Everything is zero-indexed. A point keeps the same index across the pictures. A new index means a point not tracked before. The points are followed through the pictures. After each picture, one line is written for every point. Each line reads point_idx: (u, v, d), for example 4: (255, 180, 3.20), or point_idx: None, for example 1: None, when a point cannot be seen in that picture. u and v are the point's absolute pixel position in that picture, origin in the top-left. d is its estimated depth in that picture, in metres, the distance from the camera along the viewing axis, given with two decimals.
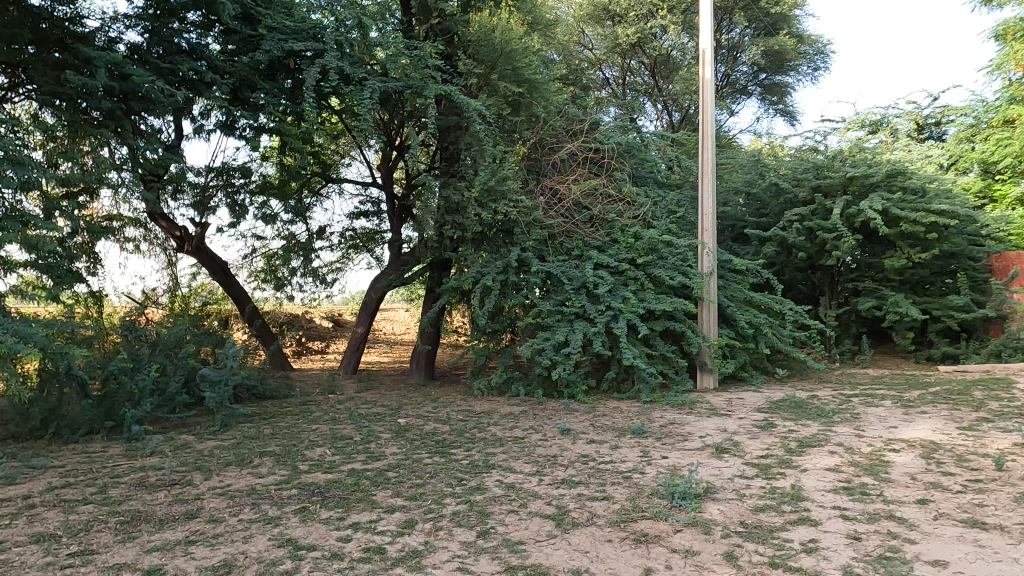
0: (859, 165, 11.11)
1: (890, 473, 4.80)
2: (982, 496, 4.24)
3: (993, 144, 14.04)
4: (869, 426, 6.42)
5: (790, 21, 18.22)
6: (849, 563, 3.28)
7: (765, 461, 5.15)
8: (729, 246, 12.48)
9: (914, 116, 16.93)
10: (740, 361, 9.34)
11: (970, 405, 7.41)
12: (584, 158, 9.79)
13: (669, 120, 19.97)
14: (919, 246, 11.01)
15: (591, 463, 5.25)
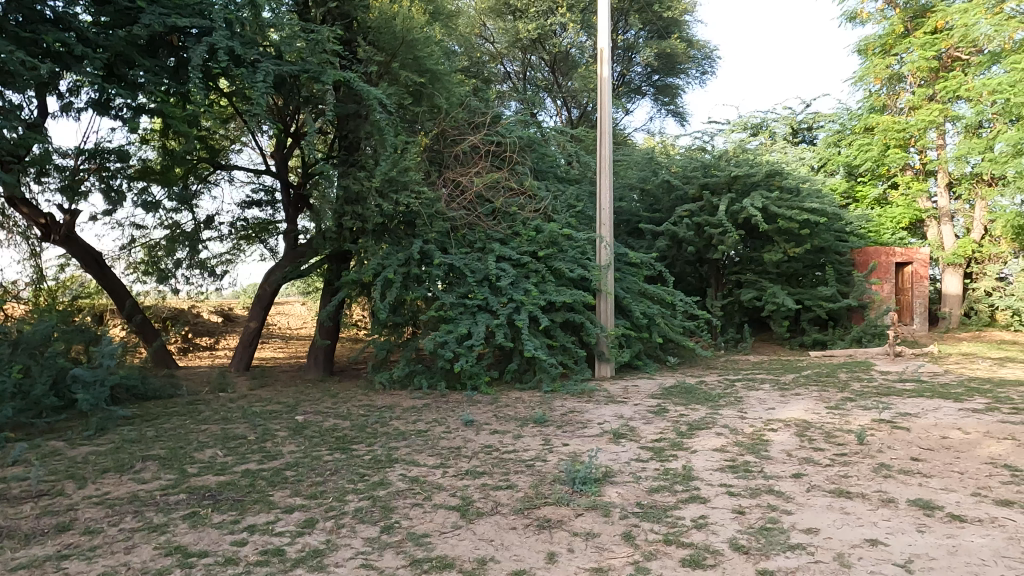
0: (741, 164, 11.88)
1: (769, 451, 5.19)
2: (847, 468, 4.68)
3: (855, 150, 15.32)
4: (751, 408, 6.90)
5: (680, 26, 19.09)
6: (735, 536, 3.52)
7: (658, 445, 5.43)
8: (624, 240, 12.94)
9: (789, 121, 18.16)
10: (634, 350, 9.74)
11: (836, 386, 8.14)
12: (485, 151, 9.86)
13: (568, 117, 20.41)
14: (793, 242, 11.95)
15: (495, 454, 5.31)
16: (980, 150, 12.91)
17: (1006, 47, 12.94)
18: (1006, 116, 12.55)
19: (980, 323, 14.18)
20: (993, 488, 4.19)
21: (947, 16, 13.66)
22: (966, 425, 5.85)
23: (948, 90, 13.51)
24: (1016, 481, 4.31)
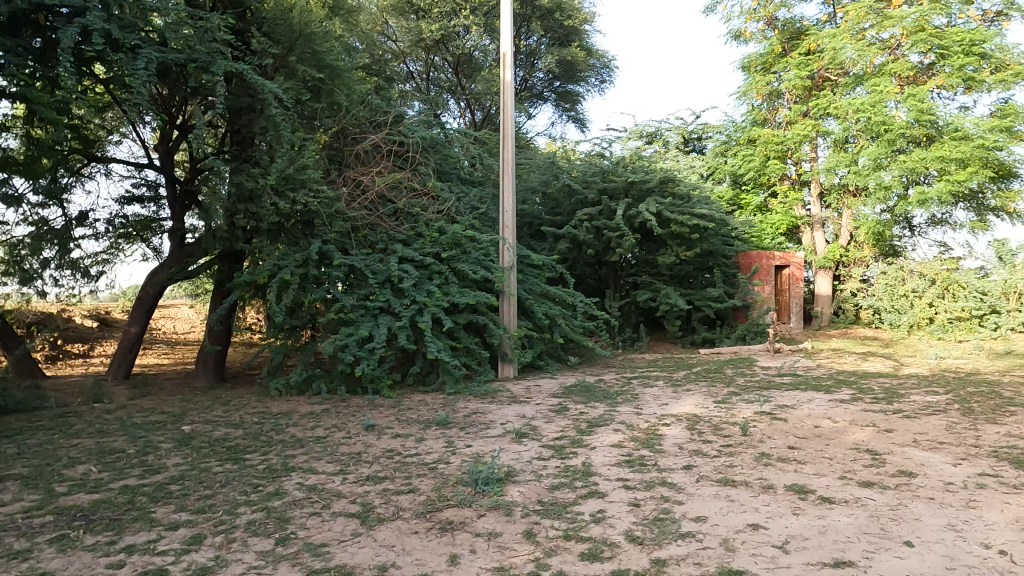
0: (637, 171, 12.40)
1: (662, 444, 5.44)
2: (731, 458, 4.99)
3: (740, 159, 16.36)
4: (646, 404, 7.20)
5: (580, 35, 19.62)
6: (631, 528, 3.66)
7: (559, 443, 5.55)
8: (527, 242, 13.13)
9: (681, 130, 19.10)
10: (536, 350, 9.90)
11: (723, 382, 8.66)
12: (388, 151, 9.72)
13: (472, 119, 20.48)
14: (685, 245, 12.59)
15: (396, 458, 5.23)
16: (846, 163, 14.15)
17: (868, 70, 14.28)
18: (867, 133, 13.84)
19: (846, 321, 15.53)
20: (857, 471, 4.60)
21: (818, 40, 14.92)
22: (835, 414, 6.40)
23: (819, 108, 14.72)
24: (876, 464, 4.76)
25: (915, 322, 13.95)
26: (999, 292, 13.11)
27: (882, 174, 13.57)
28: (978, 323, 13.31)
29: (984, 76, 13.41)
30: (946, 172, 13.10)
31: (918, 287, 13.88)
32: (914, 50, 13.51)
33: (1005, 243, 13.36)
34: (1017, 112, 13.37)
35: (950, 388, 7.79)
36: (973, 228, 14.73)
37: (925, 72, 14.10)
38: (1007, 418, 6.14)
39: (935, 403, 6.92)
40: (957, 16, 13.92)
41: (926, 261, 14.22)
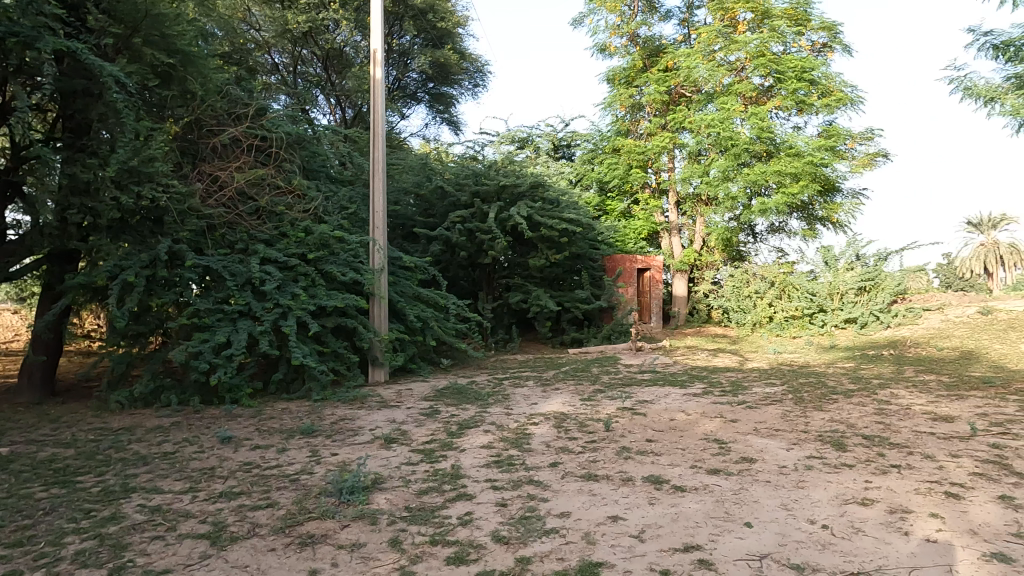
0: (509, 175, 12.63)
1: (530, 443, 5.55)
2: (595, 453, 5.19)
3: (605, 167, 17.15)
4: (516, 404, 7.33)
5: (453, 38, 19.63)
6: (497, 528, 3.69)
7: (428, 447, 5.50)
8: (399, 244, 12.92)
9: (551, 137, 19.67)
10: (408, 353, 9.75)
11: (589, 380, 9.01)
12: (248, 145, 9.19)
13: (342, 116, 19.87)
14: (554, 248, 12.98)
15: (255, 471, 4.92)
16: (699, 174, 15.28)
17: (717, 89, 15.53)
18: (717, 146, 15.01)
19: (700, 320, 16.74)
20: (706, 460, 4.96)
21: (675, 58, 16.03)
22: (688, 407, 6.88)
23: (676, 122, 15.80)
24: (722, 452, 5.16)
25: (757, 320, 15.28)
26: (825, 292, 14.58)
27: (730, 185, 14.80)
28: (809, 321, 14.76)
29: (813, 100, 15.07)
30: (782, 185, 14.53)
31: (760, 288, 15.28)
32: (756, 72, 14.89)
33: (831, 249, 14.96)
34: (838, 133, 15.15)
35: (785, 379, 8.65)
36: (805, 236, 16.44)
37: (765, 94, 15.59)
38: (831, 405, 6.92)
39: (773, 394, 7.65)
40: (791, 45, 15.54)
41: (767, 265, 15.68)
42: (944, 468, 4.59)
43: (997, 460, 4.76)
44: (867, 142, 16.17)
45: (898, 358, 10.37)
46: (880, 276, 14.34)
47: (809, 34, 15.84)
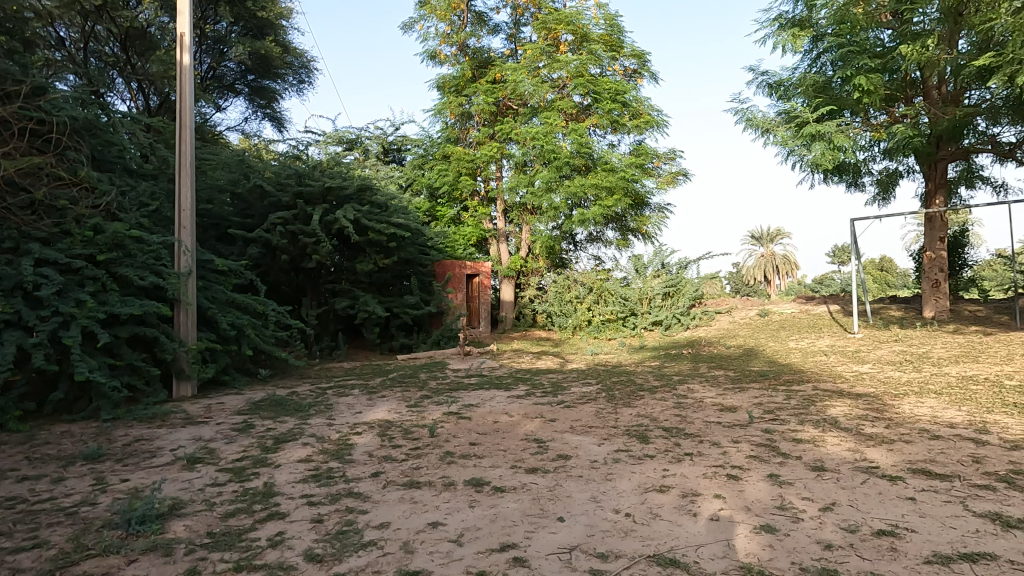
0: (335, 177, 12.24)
1: (351, 454, 5.38)
2: (418, 460, 5.16)
3: (435, 173, 17.19)
4: (339, 414, 7.07)
5: (276, 30, 18.54)
6: (310, 546, 3.51)
7: (239, 465, 5.10)
8: (211, 245, 11.89)
9: (381, 140, 19.31)
10: (220, 364, 8.99)
11: (417, 386, 8.96)
12: (20, 128, 7.82)
13: (145, 104, 17.91)
14: (382, 253, 12.77)
15: (20, 507, 4.22)
16: (525, 184, 15.86)
17: (541, 104, 16.31)
18: (541, 159, 15.69)
19: (525, 324, 17.38)
20: (525, 460, 5.15)
21: (502, 71, 16.57)
22: (511, 409, 7.11)
23: (503, 133, 16.32)
24: (541, 450, 5.39)
25: (577, 323, 16.08)
26: (636, 297, 15.89)
27: (553, 196, 15.54)
28: (622, 323, 15.95)
29: (625, 121, 16.42)
30: (599, 198, 15.62)
31: (580, 293, 16.22)
32: (576, 91, 15.86)
33: (641, 257, 16.33)
34: (647, 152, 16.66)
35: (600, 379, 9.29)
36: (619, 245, 17.81)
37: (584, 112, 16.64)
38: (638, 401, 7.54)
39: (589, 392, 8.16)
40: (606, 68, 16.80)
41: (586, 272, 16.75)
42: (727, 453, 5.20)
43: (768, 443, 5.49)
44: (670, 162, 17.92)
45: (695, 356, 11.59)
46: (681, 282, 15.98)
47: (622, 59, 17.25)
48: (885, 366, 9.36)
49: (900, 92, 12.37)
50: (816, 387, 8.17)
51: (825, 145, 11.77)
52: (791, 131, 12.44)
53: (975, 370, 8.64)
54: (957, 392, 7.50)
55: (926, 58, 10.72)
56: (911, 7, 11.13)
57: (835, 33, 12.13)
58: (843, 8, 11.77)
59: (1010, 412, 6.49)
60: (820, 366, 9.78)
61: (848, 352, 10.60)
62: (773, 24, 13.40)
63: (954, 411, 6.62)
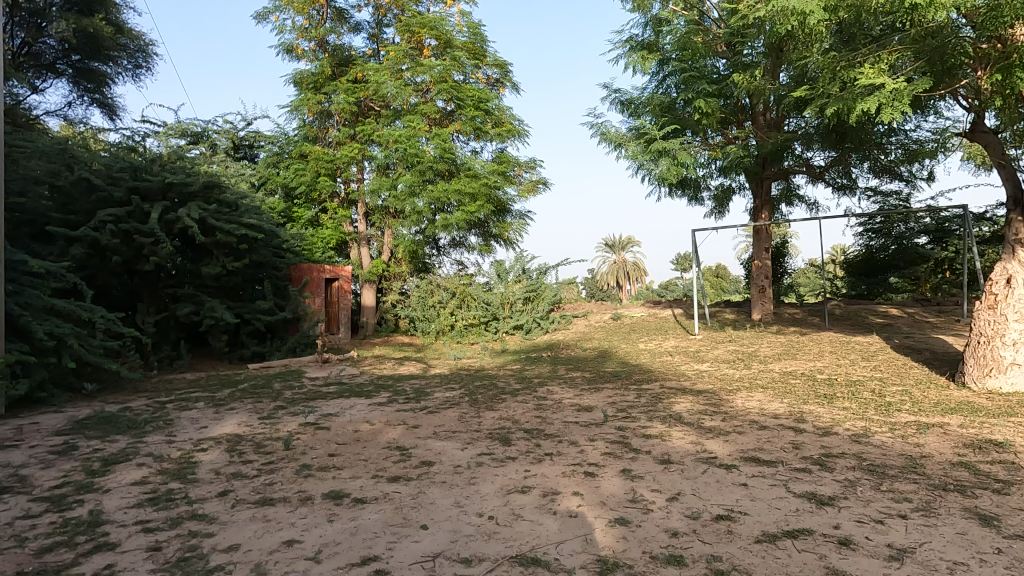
0: (177, 172, 11.32)
1: (196, 473, 4.96)
2: (272, 475, 4.87)
3: (291, 172, 16.36)
4: (181, 430, 6.49)
5: (107, 8, 16.73)
6: None
7: (58, 492, 4.51)
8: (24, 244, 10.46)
9: (231, 135, 18.07)
10: (35, 379, 7.90)
11: (270, 397, 8.46)
12: None
13: None
14: (232, 256, 11.94)
15: None
16: (387, 187, 15.55)
17: (404, 107, 16.12)
18: (404, 162, 15.48)
19: (388, 329, 17.15)
20: (387, 468, 5.04)
21: (364, 71, 16.19)
22: (373, 417, 6.94)
23: (365, 134, 15.93)
24: (403, 458, 5.31)
25: (440, 328, 16.06)
26: (498, 302, 16.08)
27: (416, 201, 15.38)
28: (485, 328, 16.10)
29: (488, 128, 16.71)
30: (462, 203, 15.71)
31: (443, 298, 16.21)
32: (439, 96, 15.86)
33: (503, 263, 16.60)
34: (509, 161, 17.17)
35: (463, 383, 9.33)
36: (481, 251, 18.02)
37: (448, 117, 16.69)
38: (500, 404, 7.66)
39: (452, 397, 8.17)
40: (469, 76, 16.98)
41: (449, 277, 16.81)
42: (583, 451, 5.42)
43: (621, 440, 5.81)
44: (531, 171, 18.45)
45: (553, 358, 12.01)
46: (541, 287, 16.44)
47: (485, 68, 17.56)
48: (721, 364, 10.27)
49: (733, 116, 13.68)
50: (662, 386, 8.78)
51: (670, 161, 12.71)
52: (640, 146, 13.29)
53: (794, 365, 9.73)
54: (780, 386, 8.41)
55: (754, 86, 11.93)
56: (742, 40, 12.35)
57: (678, 58, 13.17)
58: (685, 35, 12.79)
59: (822, 402, 7.38)
60: (666, 365, 10.52)
61: (690, 352, 11.51)
62: (624, 45, 14.23)
63: (777, 403, 7.40)
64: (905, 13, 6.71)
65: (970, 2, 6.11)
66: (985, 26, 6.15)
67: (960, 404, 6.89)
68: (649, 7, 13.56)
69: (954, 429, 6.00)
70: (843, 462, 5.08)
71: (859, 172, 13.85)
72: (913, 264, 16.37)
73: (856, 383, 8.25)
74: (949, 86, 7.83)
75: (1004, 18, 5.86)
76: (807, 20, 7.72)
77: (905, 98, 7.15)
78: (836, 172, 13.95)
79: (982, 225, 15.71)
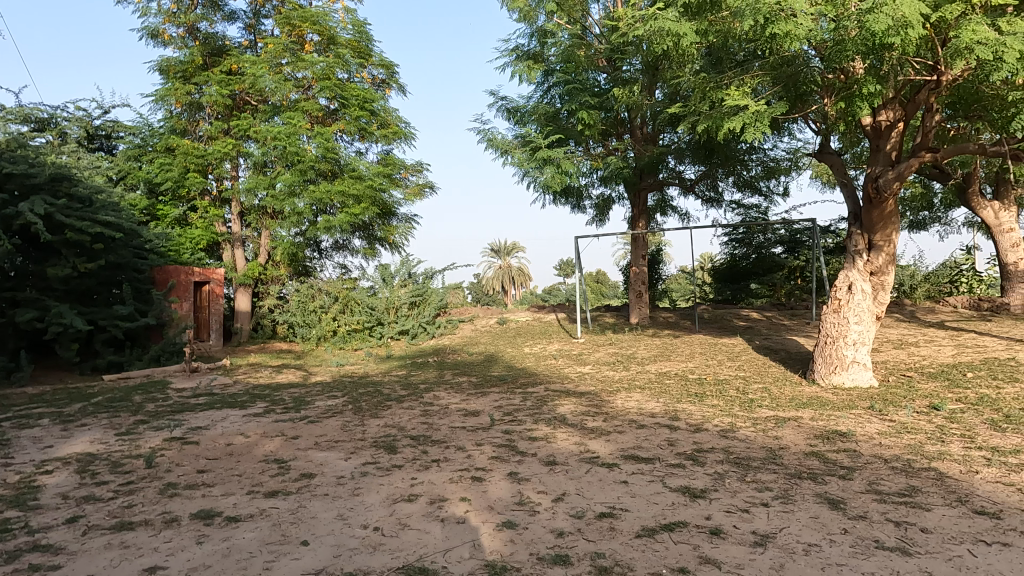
0: (17, 161, 10.13)
1: (39, 498, 4.43)
2: (132, 497, 4.45)
3: (156, 167, 15.12)
4: (20, 451, 5.78)
5: None
6: None
7: None
8: None
9: (84, 123, 16.42)
10: None
11: (129, 410, 7.74)
12: None
13: None
14: (85, 256, 10.83)
15: None
16: (265, 186, 14.78)
17: (284, 103, 15.42)
18: (283, 160, 14.78)
19: (264, 336, 16.39)
20: (264, 483, 4.77)
21: (240, 62, 15.33)
22: (248, 429, 6.54)
23: (240, 129, 15.06)
24: (281, 471, 5.04)
25: (322, 334, 15.49)
26: (383, 307, 15.69)
27: (296, 201, 14.74)
28: (369, 333, 15.66)
29: (373, 129, 16.38)
30: (346, 205, 15.23)
31: (324, 303, 15.64)
32: (322, 93, 15.31)
33: (388, 267, 16.12)
34: (395, 163, 16.90)
35: (346, 391, 9.01)
36: (365, 254, 17.57)
37: (331, 116, 16.16)
38: (385, 411, 7.48)
39: (334, 406, 7.87)
40: (354, 75, 16.56)
41: (331, 281, 16.16)
42: (470, 456, 5.42)
43: (508, 443, 5.86)
44: (417, 174, 18.26)
45: (440, 363, 11.93)
46: (427, 292, 16.23)
47: (370, 68, 17.21)
48: (602, 367, 10.65)
49: (612, 128, 14.29)
50: (547, 388, 8.97)
51: (554, 169, 13.01)
52: (526, 154, 13.52)
53: (668, 366, 10.30)
54: (656, 386, 8.85)
55: (632, 101, 12.53)
56: (622, 57, 12.95)
57: (562, 70, 13.58)
58: (569, 48, 13.23)
59: (693, 400, 7.86)
60: (550, 368, 10.76)
61: (573, 355, 11.86)
62: (511, 54, 14.43)
63: (654, 403, 7.78)
64: (765, 42, 7.23)
65: (819, 35, 6.72)
66: (832, 57, 6.80)
67: (811, 399, 7.60)
68: (535, 18, 13.87)
69: (806, 422, 6.59)
70: (713, 456, 5.42)
71: (725, 186, 14.90)
72: (771, 272, 17.82)
73: (722, 382, 8.88)
74: (801, 110, 8.62)
75: (847, 51, 6.52)
76: (680, 41, 8.18)
77: (765, 119, 7.72)
78: (705, 185, 14.94)
79: (827, 237, 17.43)
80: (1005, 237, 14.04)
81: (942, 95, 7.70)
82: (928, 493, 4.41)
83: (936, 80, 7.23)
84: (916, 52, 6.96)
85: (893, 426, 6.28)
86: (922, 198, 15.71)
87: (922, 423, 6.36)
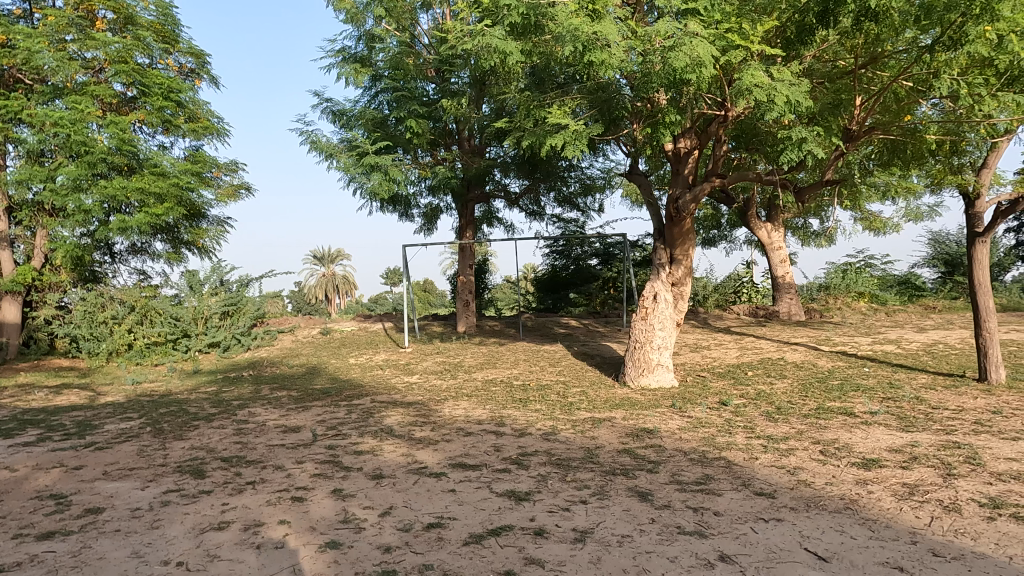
0: None
1: None
2: None
3: None
4: None
5: None
6: None
7: None
8: None
9: None
10: None
11: None
12: None
13: None
14: None
15: None
16: (41, 179, 12.93)
17: (67, 84, 13.47)
18: (65, 149, 12.96)
19: (39, 352, 14.33)
20: (35, 523, 4.09)
21: (8, 33, 13.18)
22: (15, 461, 5.57)
23: (9, 111, 12.95)
24: (59, 509, 4.35)
25: (113, 349, 13.77)
26: (189, 317, 14.15)
27: (82, 197, 12.94)
28: (172, 346, 14.05)
29: (179, 122, 14.88)
30: (145, 204, 13.60)
31: (117, 313, 13.88)
32: (116, 78, 13.56)
33: (196, 273, 14.61)
34: (205, 161, 15.49)
35: (143, 411, 8.02)
36: (169, 259, 15.89)
37: (127, 102, 14.48)
38: (191, 432, 6.77)
39: (128, 429, 6.96)
40: (157, 61, 14.99)
41: (126, 288, 14.49)
42: (290, 476, 5.09)
43: (331, 459, 5.60)
44: (231, 174, 16.96)
45: (256, 378, 11.08)
46: (242, 301, 14.99)
47: (177, 55, 15.68)
48: (430, 376, 10.62)
49: (441, 138, 14.35)
50: (373, 399, 8.73)
51: (381, 175, 12.79)
52: (352, 159, 13.12)
53: (493, 373, 10.57)
54: (482, 393, 9.00)
55: (460, 113, 12.70)
56: (451, 69, 13.14)
57: (390, 76, 13.44)
58: (398, 55, 13.18)
59: (518, 405, 8.11)
60: (377, 379, 10.48)
61: (400, 365, 11.68)
62: (337, 55, 14.00)
63: (481, 410, 7.90)
64: (583, 67, 7.72)
65: (630, 66, 7.32)
66: (639, 87, 7.47)
67: (623, 400, 8.21)
68: (362, 21, 13.59)
69: (619, 421, 7.09)
70: (536, 458, 5.64)
71: (547, 201, 15.61)
72: (587, 282, 19.15)
73: (543, 387, 9.30)
74: (614, 134, 9.32)
75: (653, 83, 7.20)
76: (507, 59, 8.48)
77: (583, 139, 8.20)
78: (528, 199, 15.55)
79: (637, 251, 18.98)
80: (776, 254, 16.32)
81: (729, 128, 8.73)
82: (719, 480, 4.96)
83: (724, 115, 8.20)
84: (708, 89, 7.88)
85: (690, 421, 6.98)
86: (712, 217, 17.72)
87: (713, 418, 7.14)
